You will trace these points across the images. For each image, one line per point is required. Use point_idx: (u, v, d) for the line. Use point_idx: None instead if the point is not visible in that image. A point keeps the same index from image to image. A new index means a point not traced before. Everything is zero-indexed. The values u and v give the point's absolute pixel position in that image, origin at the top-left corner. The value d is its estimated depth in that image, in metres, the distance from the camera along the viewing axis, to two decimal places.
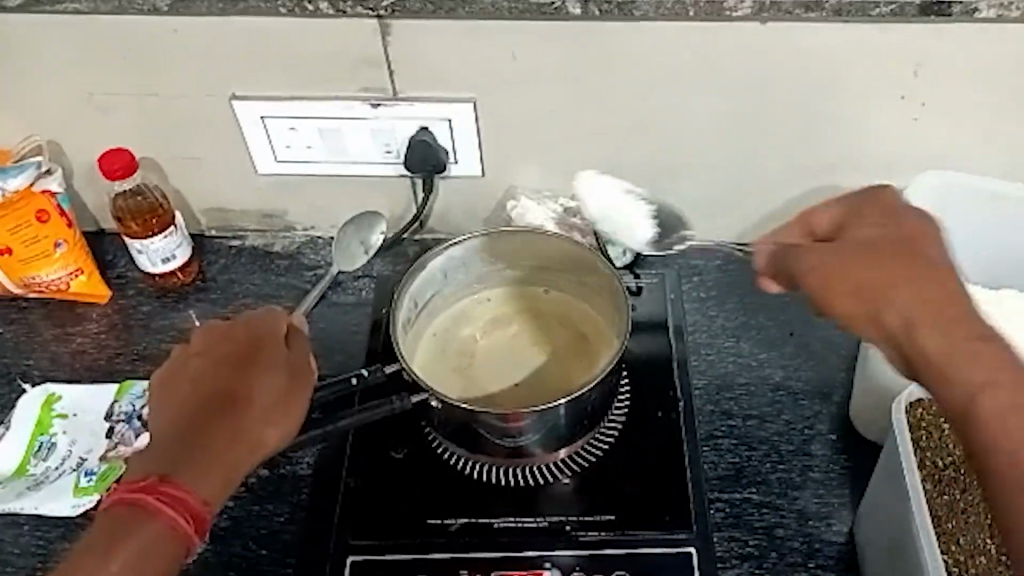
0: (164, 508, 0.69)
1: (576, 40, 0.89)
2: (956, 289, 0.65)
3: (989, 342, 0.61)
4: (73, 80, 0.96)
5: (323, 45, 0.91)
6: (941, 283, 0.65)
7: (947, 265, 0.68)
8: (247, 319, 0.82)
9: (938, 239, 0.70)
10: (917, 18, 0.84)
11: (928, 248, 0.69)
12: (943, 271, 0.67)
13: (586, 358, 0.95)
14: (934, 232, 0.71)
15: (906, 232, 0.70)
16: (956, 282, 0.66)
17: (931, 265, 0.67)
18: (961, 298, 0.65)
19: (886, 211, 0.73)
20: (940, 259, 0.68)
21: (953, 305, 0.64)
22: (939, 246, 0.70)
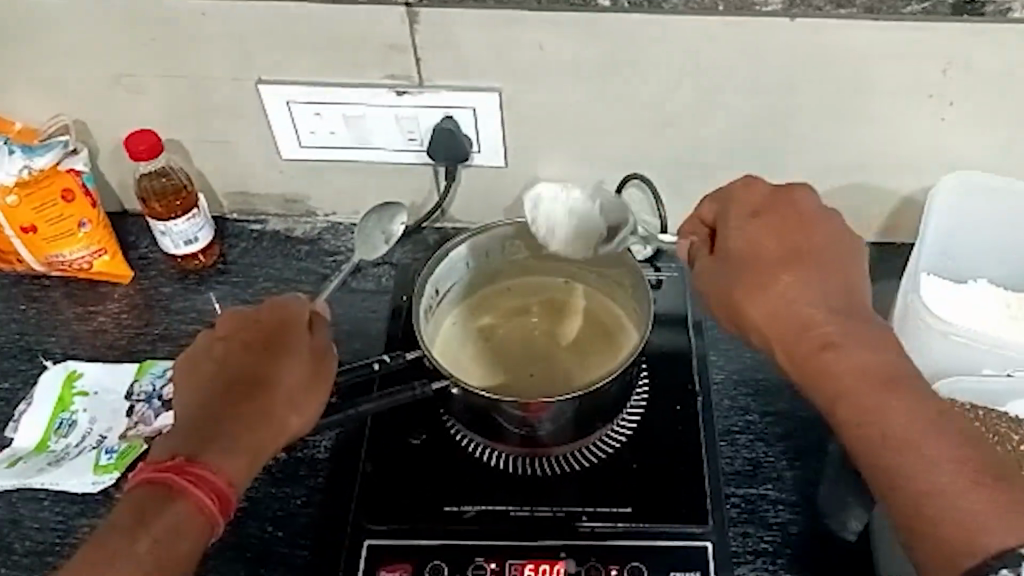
0: (193, 487, 0.71)
1: (604, 32, 0.88)
2: (814, 297, 0.73)
3: (847, 354, 0.69)
4: (101, 60, 0.97)
5: (350, 31, 0.91)
6: (797, 298, 0.73)
7: (804, 267, 0.74)
8: (275, 302, 0.82)
9: (798, 228, 0.76)
10: (949, 17, 0.84)
11: (783, 254, 0.75)
12: (798, 279, 0.74)
13: (606, 350, 0.95)
14: (792, 228, 0.76)
15: (765, 238, 0.76)
16: (812, 287, 0.73)
17: (785, 277, 0.74)
18: (821, 304, 0.72)
19: (736, 214, 0.78)
20: (796, 262, 0.75)
21: (812, 318, 0.72)
22: (798, 243, 0.76)
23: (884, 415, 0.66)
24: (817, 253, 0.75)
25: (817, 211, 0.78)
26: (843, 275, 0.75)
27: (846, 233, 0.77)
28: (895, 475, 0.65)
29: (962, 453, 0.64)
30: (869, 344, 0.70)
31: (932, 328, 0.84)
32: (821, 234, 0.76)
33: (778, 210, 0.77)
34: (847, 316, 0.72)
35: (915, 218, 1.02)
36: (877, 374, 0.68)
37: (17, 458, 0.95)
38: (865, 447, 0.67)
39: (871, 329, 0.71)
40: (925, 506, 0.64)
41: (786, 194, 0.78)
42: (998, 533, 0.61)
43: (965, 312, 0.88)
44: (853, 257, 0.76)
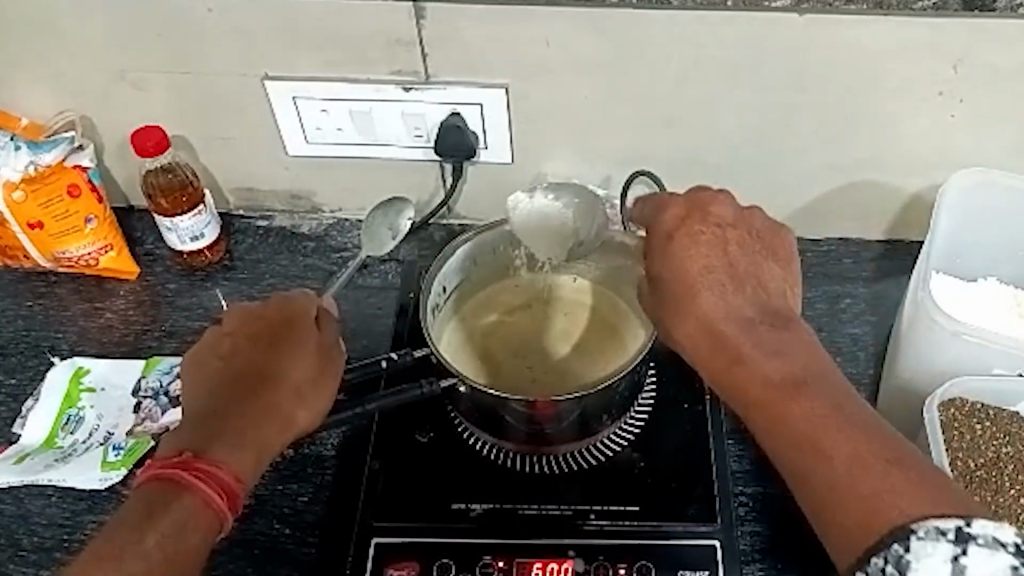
0: (199, 483, 0.71)
1: (612, 27, 0.88)
2: (731, 312, 0.73)
3: (756, 362, 0.69)
4: (108, 55, 0.96)
5: (357, 27, 0.90)
6: (714, 313, 0.73)
7: (723, 283, 0.74)
8: (283, 298, 0.82)
9: (716, 245, 0.76)
10: (960, 13, 0.83)
11: (701, 270, 0.75)
12: (714, 295, 0.74)
13: (613, 346, 0.95)
14: (710, 243, 0.76)
15: (685, 255, 0.76)
16: (726, 300, 0.73)
17: (702, 294, 0.74)
18: (735, 316, 0.73)
19: (658, 234, 0.78)
20: (714, 278, 0.75)
21: (726, 330, 0.72)
22: (715, 257, 0.76)
23: (788, 417, 0.66)
24: (735, 267, 0.75)
25: (735, 222, 0.78)
26: (762, 287, 0.75)
27: (766, 244, 0.78)
28: (800, 474, 0.65)
29: (863, 443, 0.64)
30: (781, 351, 0.70)
31: (942, 328, 0.83)
32: (740, 246, 0.77)
33: (697, 225, 0.78)
34: (761, 324, 0.72)
35: (924, 216, 1.01)
36: (785, 378, 0.68)
37: (25, 454, 0.95)
38: (775, 450, 0.67)
39: (787, 335, 0.71)
40: (831, 501, 0.63)
41: (705, 207, 0.79)
42: (893, 513, 0.60)
43: (977, 312, 0.88)
44: (776, 268, 0.76)
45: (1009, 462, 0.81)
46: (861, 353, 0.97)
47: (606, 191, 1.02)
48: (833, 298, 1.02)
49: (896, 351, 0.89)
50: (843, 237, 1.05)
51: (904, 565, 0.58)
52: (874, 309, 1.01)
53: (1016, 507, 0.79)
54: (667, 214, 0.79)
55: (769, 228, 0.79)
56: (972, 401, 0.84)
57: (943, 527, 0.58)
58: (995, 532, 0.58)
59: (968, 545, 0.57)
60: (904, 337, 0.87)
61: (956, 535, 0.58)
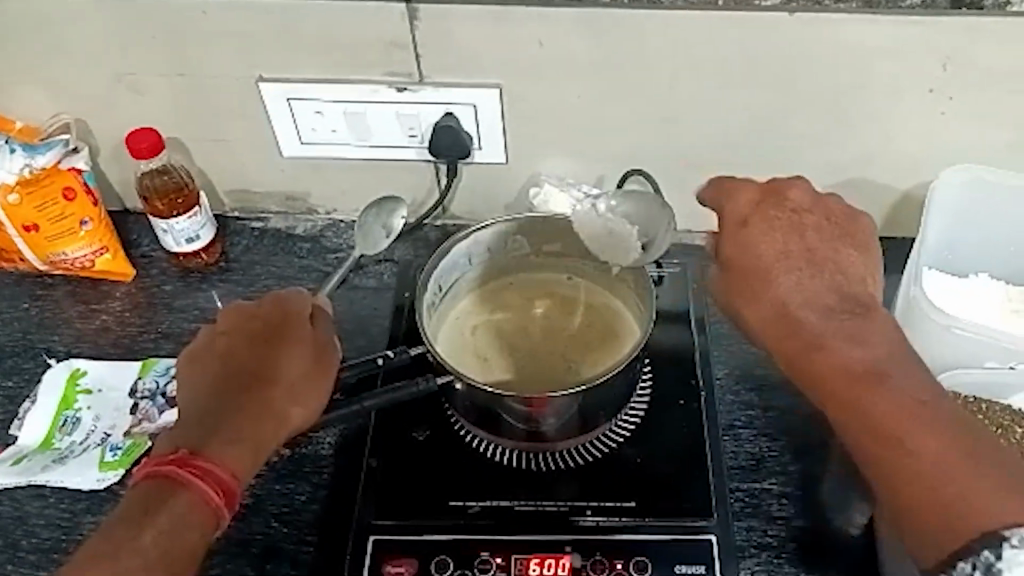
0: (195, 480, 0.71)
1: (604, 26, 0.88)
2: (806, 299, 0.75)
3: (836, 352, 0.71)
4: (103, 58, 0.97)
5: (350, 28, 0.91)
6: (790, 299, 0.76)
7: (800, 269, 0.77)
8: (276, 297, 0.83)
9: (791, 234, 0.79)
10: (949, 11, 0.84)
11: (776, 256, 0.78)
12: (790, 280, 0.76)
13: (609, 346, 0.95)
14: (788, 229, 0.79)
15: (759, 240, 0.79)
16: (803, 286, 0.76)
17: (778, 278, 0.77)
18: (813, 302, 0.75)
19: (729, 222, 0.81)
20: (790, 262, 0.77)
21: (805, 318, 0.74)
22: (792, 242, 0.78)
23: (869, 409, 0.68)
24: (812, 251, 0.78)
25: (811, 208, 0.81)
26: (840, 272, 0.77)
27: (842, 229, 0.80)
28: (883, 468, 0.67)
29: (947, 441, 0.66)
30: (862, 340, 0.72)
31: (935, 323, 0.84)
32: (816, 234, 0.79)
33: (772, 212, 0.80)
34: (840, 312, 0.74)
35: (916, 213, 1.02)
36: (864, 369, 0.70)
37: (22, 456, 0.95)
38: (856, 442, 0.69)
39: (865, 323, 0.73)
40: (912, 494, 0.65)
41: (781, 193, 0.82)
42: (979, 514, 0.63)
43: (968, 307, 0.88)
44: (853, 251, 0.79)
45: None
46: None
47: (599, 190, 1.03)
48: None
49: None
50: None
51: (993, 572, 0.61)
52: None
53: None
54: (741, 202, 0.82)
55: (845, 214, 0.81)
56: (964, 394, 0.84)
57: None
58: None
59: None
60: None
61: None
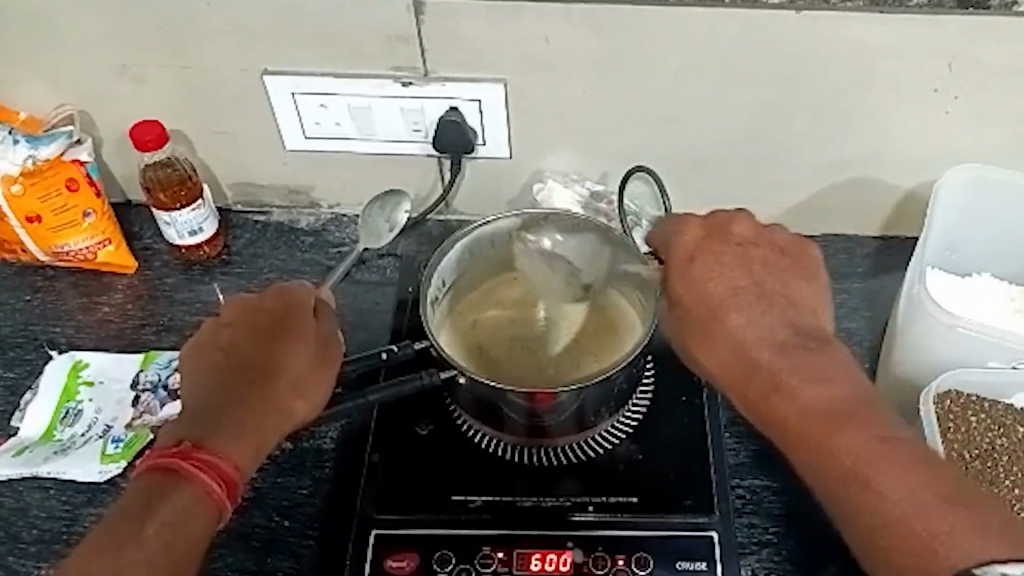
0: (197, 472, 0.71)
1: (609, 22, 0.88)
2: (763, 337, 0.75)
3: (797, 391, 0.71)
4: (107, 49, 0.96)
5: (356, 22, 0.91)
6: (746, 337, 0.75)
7: (751, 305, 0.77)
8: (280, 288, 0.83)
9: (736, 270, 0.78)
10: (956, 10, 0.84)
11: (727, 292, 0.77)
12: (742, 317, 0.76)
13: (603, 345, 0.94)
14: (737, 264, 0.79)
15: (708, 278, 0.78)
16: (756, 322, 0.76)
17: (731, 316, 0.76)
18: (767, 339, 0.75)
19: (677, 256, 0.80)
20: (741, 297, 0.77)
21: (760, 357, 0.74)
22: (739, 278, 0.78)
23: (834, 449, 0.68)
24: (761, 287, 0.78)
25: (757, 242, 0.80)
26: (791, 306, 0.77)
27: (793, 260, 0.80)
28: (849, 507, 0.67)
29: (912, 477, 0.66)
30: (821, 377, 0.72)
31: (939, 321, 0.83)
32: (763, 269, 0.79)
33: (721, 246, 0.80)
34: (797, 348, 0.74)
35: (919, 212, 1.02)
36: (825, 409, 0.70)
37: (24, 447, 0.95)
38: (822, 481, 0.69)
39: (822, 360, 0.73)
40: (883, 533, 0.65)
41: (725, 228, 0.81)
42: (948, 552, 0.63)
43: (972, 306, 0.88)
44: (803, 281, 0.79)
45: (1002, 454, 0.82)
46: (856, 348, 0.98)
47: (603, 186, 1.03)
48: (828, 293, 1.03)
49: (892, 343, 0.90)
50: (838, 233, 1.06)
51: None
52: (870, 304, 1.02)
53: (1012, 498, 0.80)
54: (690, 239, 0.80)
55: (794, 244, 0.81)
56: (967, 393, 0.85)
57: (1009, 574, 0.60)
58: None
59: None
60: (900, 329, 0.87)
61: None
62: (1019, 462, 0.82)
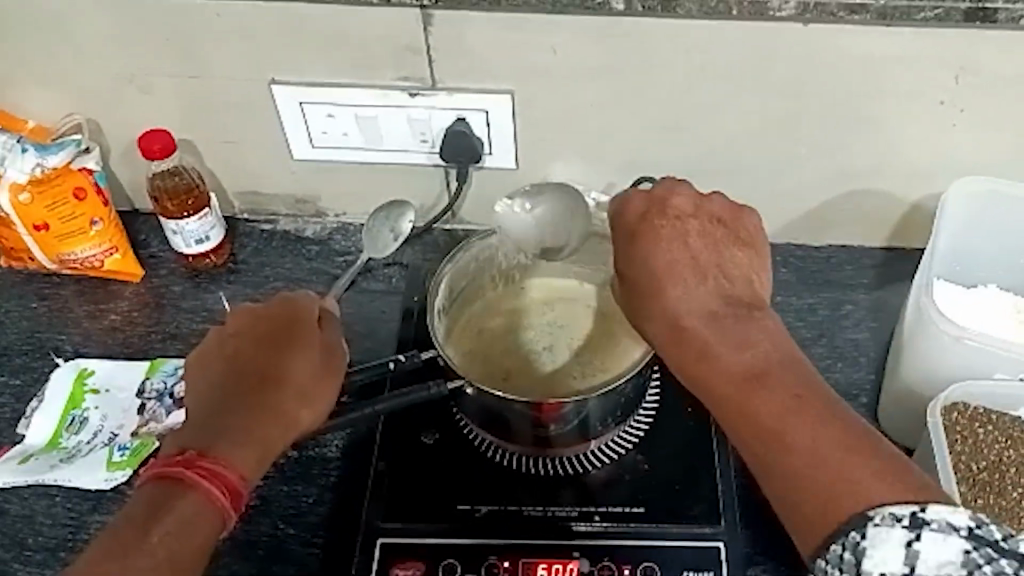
0: (202, 480, 0.71)
1: (616, 34, 0.89)
2: (695, 307, 0.72)
3: (722, 358, 0.69)
4: (116, 58, 0.97)
5: (365, 32, 0.91)
6: (680, 310, 0.72)
7: (689, 277, 0.73)
8: (286, 298, 0.83)
9: (677, 243, 0.75)
10: (961, 24, 0.84)
11: (667, 264, 0.74)
12: (679, 290, 0.73)
13: (614, 352, 0.94)
14: (674, 236, 0.75)
15: (650, 250, 0.75)
16: (691, 294, 0.72)
17: (667, 289, 0.73)
18: (698, 311, 0.72)
19: (624, 232, 0.78)
20: (677, 271, 0.73)
21: (690, 327, 0.71)
22: (676, 251, 0.74)
23: (752, 409, 0.66)
24: (698, 258, 0.74)
25: (694, 214, 0.77)
26: (726, 277, 0.74)
27: (729, 228, 0.77)
28: (765, 465, 0.66)
29: (825, 432, 0.64)
30: (745, 342, 0.69)
31: (945, 333, 0.83)
32: (700, 241, 0.75)
33: (659, 218, 0.77)
34: (726, 317, 0.71)
35: (924, 223, 1.02)
36: (747, 372, 0.68)
37: (29, 454, 0.95)
38: (743, 443, 0.67)
39: (749, 325, 0.70)
40: (795, 488, 0.64)
41: (664, 201, 0.78)
42: (853, 500, 0.62)
43: (979, 318, 0.88)
44: (740, 250, 0.76)
45: (1011, 466, 0.82)
46: (862, 360, 0.98)
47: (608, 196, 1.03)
48: (834, 305, 1.03)
49: (899, 354, 0.89)
50: (844, 244, 1.06)
51: (861, 552, 0.59)
52: (876, 315, 1.02)
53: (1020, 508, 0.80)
54: (631, 210, 0.78)
55: (730, 213, 0.79)
56: (975, 405, 0.84)
57: (899, 514, 0.59)
58: (950, 517, 0.58)
59: (921, 531, 0.58)
60: (905, 339, 0.87)
61: (911, 521, 0.59)
62: None
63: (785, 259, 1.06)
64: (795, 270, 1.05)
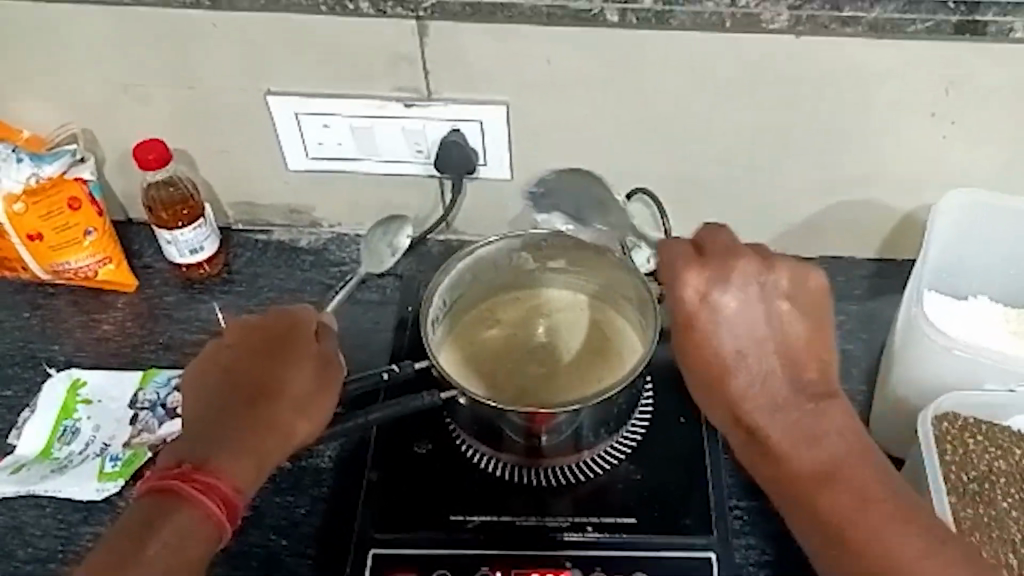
0: (198, 495, 0.70)
1: (608, 46, 0.89)
2: (762, 401, 0.75)
3: (790, 456, 0.73)
4: (113, 69, 0.97)
5: (358, 44, 0.92)
6: (747, 402, 0.75)
7: (755, 367, 0.75)
8: (283, 309, 0.83)
9: (737, 329, 0.75)
10: (953, 36, 0.85)
11: (733, 354, 0.75)
12: (744, 381, 0.75)
13: (609, 363, 0.94)
14: (738, 318, 0.75)
15: (711, 338, 0.75)
16: (757, 386, 0.75)
17: (732, 382, 0.75)
18: (766, 404, 0.75)
19: (681, 317, 0.76)
20: (743, 361, 0.75)
21: (757, 421, 0.74)
22: (743, 339, 0.75)
23: (824, 514, 0.71)
24: (761, 342, 0.75)
25: (759, 290, 0.76)
26: (792, 362, 0.75)
27: (794, 302, 0.76)
28: (841, 571, 0.70)
29: (900, 546, 0.69)
30: (815, 438, 0.73)
31: (936, 344, 0.84)
32: (767, 326, 0.75)
33: (724, 295, 0.75)
34: (795, 409, 0.74)
35: (916, 235, 1.02)
36: (818, 469, 0.73)
37: (21, 465, 0.95)
38: (813, 543, 0.72)
39: (819, 418, 0.74)
40: None
41: (722, 274, 0.76)
42: None
43: (970, 330, 0.88)
44: (807, 327, 0.76)
45: (1000, 476, 0.82)
46: (855, 371, 0.98)
47: None
48: None
49: (888, 366, 0.89)
50: (836, 256, 1.06)
51: None
52: (868, 327, 1.02)
53: (1011, 520, 0.80)
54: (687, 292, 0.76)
55: (795, 282, 0.77)
56: (963, 415, 0.84)
57: None
58: None
59: None
60: (896, 351, 0.87)
61: None
62: (1018, 484, 0.81)
63: None
64: None
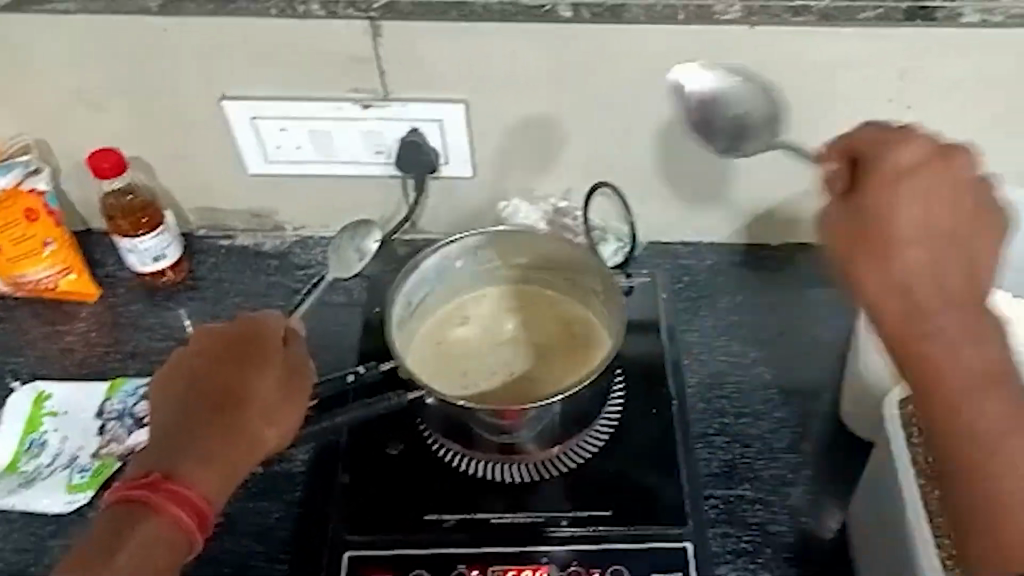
0: (168, 504, 0.70)
1: (563, 41, 0.90)
2: (934, 281, 0.67)
3: (953, 347, 0.65)
4: (65, 78, 0.96)
5: (313, 45, 0.91)
6: (915, 278, 0.67)
7: (936, 246, 0.68)
8: (250, 316, 0.82)
9: (932, 203, 0.68)
10: (902, 23, 0.86)
11: (917, 227, 0.68)
12: (916, 255, 0.67)
13: (582, 356, 0.94)
14: (926, 193, 0.68)
15: (897, 203, 0.68)
16: (931, 266, 0.67)
17: (904, 254, 0.67)
18: (938, 288, 0.66)
19: (876, 179, 0.69)
20: (924, 236, 0.68)
21: (921, 299, 0.66)
22: (925, 215, 0.68)
23: (973, 414, 0.64)
24: (943, 230, 0.68)
25: (957, 180, 0.69)
26: (971, 262, 0.68)
27: (981, 205, 0.69)
28: (965, 473, 0.64)
29: None
30: (981, 338, 0.65)
31: None
32: (953, 212, 0.68)
33: (926, 163, 0.69)
34: (965, 304, 0.66)
35: None
36: (983, 368, 0.64)
37: None
38: (940, 444, 0.65)
39: (985, 321, 0.66)
40: (995, 502, 0.63)
41: (908, 158, 0.69)
42: None
43: None
44: (987, 233, 0.69)
45: None
46: (822, 355, 0.99)
47: (568, 203, 1.04)
48: (794, 301, 1.03)
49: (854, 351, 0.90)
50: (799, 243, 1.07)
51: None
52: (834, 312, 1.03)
53: None
54: (906, 159, 0.69)
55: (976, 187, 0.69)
56: None
57: None
58: None
59: None
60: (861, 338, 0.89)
61: None
62: None
63: (743, 259, 1.06)
64: (755, 268, 1.06)
